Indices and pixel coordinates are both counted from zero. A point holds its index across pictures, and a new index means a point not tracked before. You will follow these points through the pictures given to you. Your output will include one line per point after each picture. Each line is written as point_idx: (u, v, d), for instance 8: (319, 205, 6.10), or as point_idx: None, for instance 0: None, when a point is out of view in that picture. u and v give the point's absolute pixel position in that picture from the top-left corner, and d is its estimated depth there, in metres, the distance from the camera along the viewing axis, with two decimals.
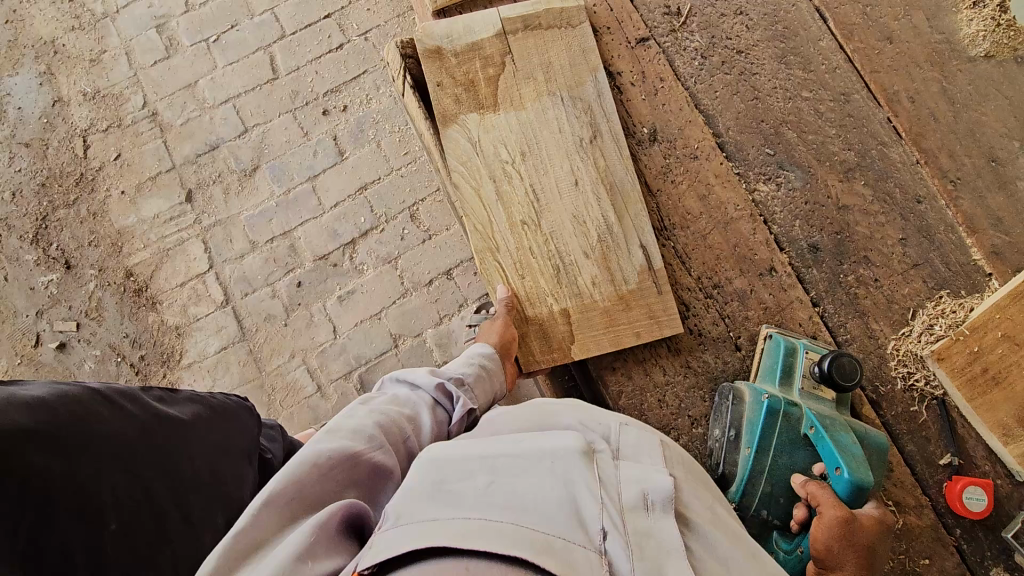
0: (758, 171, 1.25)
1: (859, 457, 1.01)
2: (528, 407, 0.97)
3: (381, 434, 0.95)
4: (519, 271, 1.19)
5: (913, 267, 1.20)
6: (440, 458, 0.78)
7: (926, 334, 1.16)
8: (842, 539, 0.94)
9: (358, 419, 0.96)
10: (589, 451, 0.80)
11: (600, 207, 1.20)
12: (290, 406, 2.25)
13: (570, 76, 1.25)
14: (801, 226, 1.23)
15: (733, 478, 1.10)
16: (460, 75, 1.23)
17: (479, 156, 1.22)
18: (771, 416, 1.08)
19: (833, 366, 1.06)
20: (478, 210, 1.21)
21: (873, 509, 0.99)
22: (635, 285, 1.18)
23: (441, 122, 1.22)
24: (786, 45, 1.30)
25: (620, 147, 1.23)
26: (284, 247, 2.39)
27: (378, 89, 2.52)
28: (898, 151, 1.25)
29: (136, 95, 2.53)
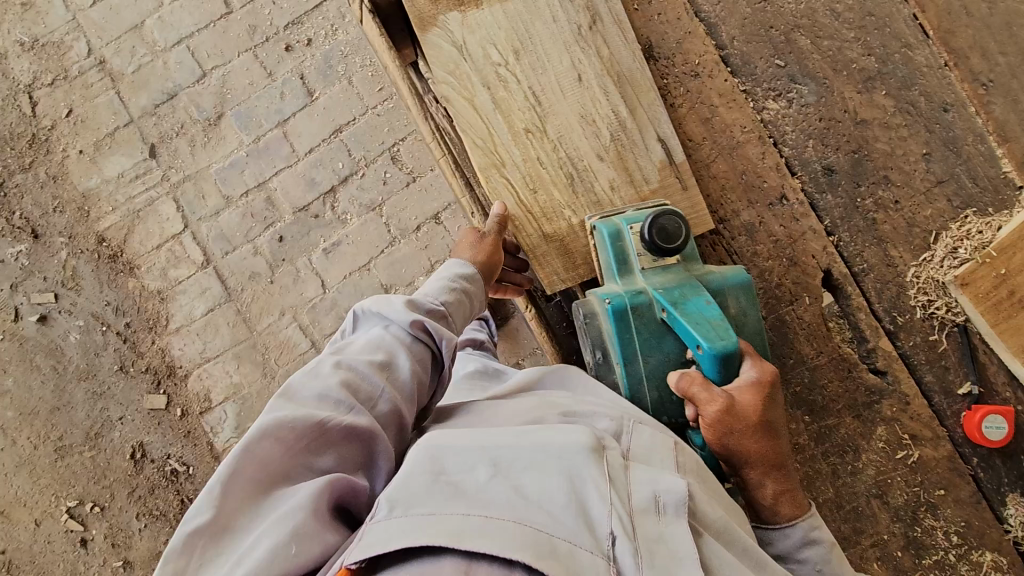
0: (767, 87, 1.11)
1: (715, 324, 0.95)
2: (534, 400, 0.97)
3: (351, 394, 0.84)
4: (530, 185, 1.10)
5: (937, 185, 1.09)
6: (440, 444, 0.77)
7: (949, 259, 1.07)
8: (730, 432, 0.91)
9: (322, 377, 0.85)
10: (599, 446, 0.80)
11: (609, 103, 1.08)
12: (285, 363, 2.21)
13: None
14: (814, 146, 1.11)
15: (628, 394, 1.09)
16: None
17: (467, 60, 1.09)
18: (621, 318, 1.03)
19: (652, 232, 1.00)
20: (475, 122, 1.10)
21: (750, 371, 0.93)
22: (657, 183, 1.08)
23: (419, 27, 1.09)
24: None
25: (625, 34, 1.09)
26: (260, 200, 2.25)
27: (343, 18, 2.28)
28: (924, 53, 1.11)
29: (79, 42, 2.30)
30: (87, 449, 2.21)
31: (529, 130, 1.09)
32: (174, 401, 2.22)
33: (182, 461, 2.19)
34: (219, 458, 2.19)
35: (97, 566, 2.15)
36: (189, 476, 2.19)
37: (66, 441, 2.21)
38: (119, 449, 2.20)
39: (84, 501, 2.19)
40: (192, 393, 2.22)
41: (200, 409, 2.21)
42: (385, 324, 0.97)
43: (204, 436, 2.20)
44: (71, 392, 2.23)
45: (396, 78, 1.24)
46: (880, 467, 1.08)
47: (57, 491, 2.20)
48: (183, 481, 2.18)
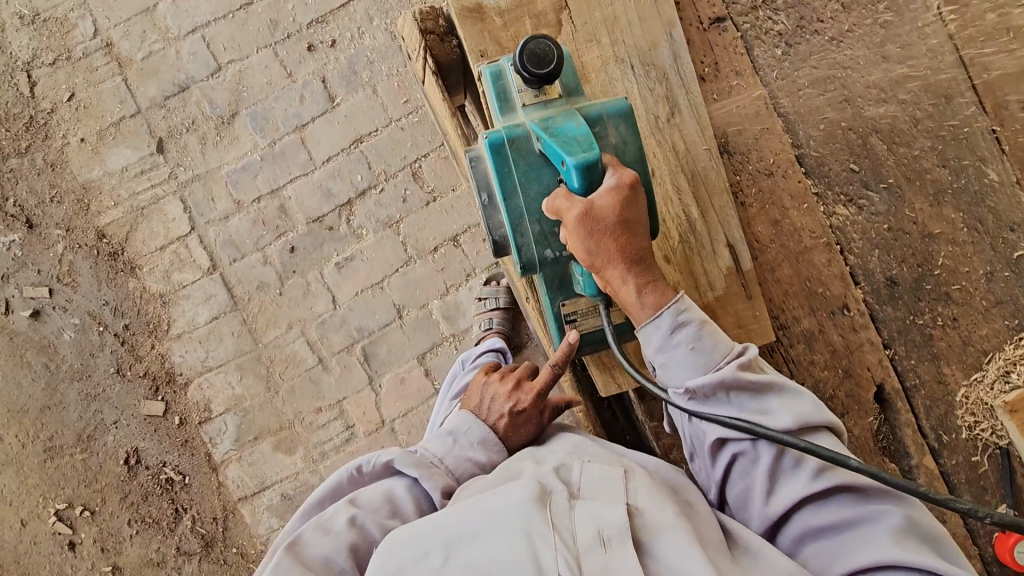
0: (839, 191, 1.09)
1: (582, 138, 0.93)
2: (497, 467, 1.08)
3: (355, 562, 0.93)
4: None
5: (995, 305, 1.08)
6: (394, 538, 0.86)
7: (999, 382, 1.08)
8: (592, 236, 0.91)
9: (337, 537, 0.95)
10: (540, 498, 0.89)
11: (681, 202, 1.05)
12: (290, 379, 2.15)
13: (640, 36, 1.08)
14: (880, 256, 1.08)
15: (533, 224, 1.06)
16: (507, 41, 1.09)
17: None
18: (499, 148, 1.00)
19: (523, 58, 0.95)
20: None
21: (611, 179, 0.93)
22: (721, 292, 1.04)
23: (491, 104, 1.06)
24: (886, 32, 1.09)
25: (702, 127, 1.06)
26: (273, 208, 2.16)
27: (372, 21, 2.17)
28: (997, 169, 1.09)
29: (84, 20, 2.15)
30: (78, 452, 2.14)
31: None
32: (172, 409, 2.15)
33: (178, 470, 2.14)
34: (217, 469, 2.15)
35: (85, 571, 2.11)
36: (184, 486, 2.14)
37: (56, 442, 2.14)
38: (112, 454, 2.14)
39: (73, 504, 2.13)
40: (191, 402, 2.15)
41: (199, 419, 2.15)
42: (408, 485, 1.07)
43: (202, 446, 2.15)
44: (63, 391, 2.14)
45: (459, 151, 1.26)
46: None
47: (45, 492, 2.13)
48: (178, 490, 2.14)
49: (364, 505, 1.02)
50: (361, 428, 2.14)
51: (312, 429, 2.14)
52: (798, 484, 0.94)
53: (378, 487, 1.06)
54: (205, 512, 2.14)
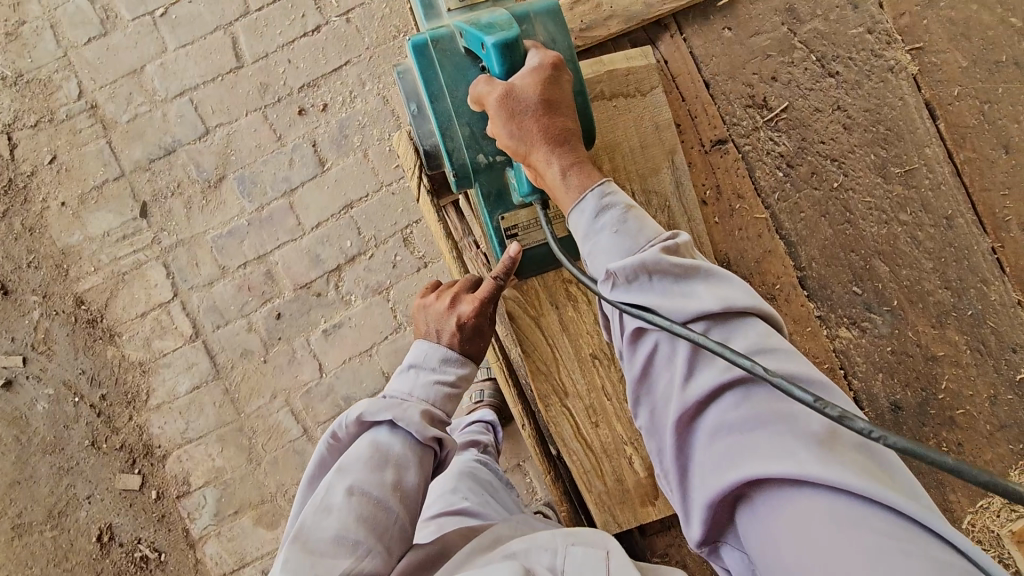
0: (841, 314, 1.07)
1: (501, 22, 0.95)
2: (487, 536, 1.07)
3: (366, 531, 0.94)
4: (592, 417, 1.23)
5: (999, 430, 1.06)
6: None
7: (1006, 510, 1.05)
8: (513, 117, 0.92)
9: (336, 514, 0.95)
10: (524, 575, 0.87)
11: None
12: (273, 450, 2.08)
13: (642, 163, 1.03)
14: (883, 381, 1.07)
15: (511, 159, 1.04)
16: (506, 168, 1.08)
17: None
18: (424, 52, 1.05)
19: None
20: (542, 347, 1.22)
21: (533, 59, 0.94)
22: None
23: None
24: (887, 153, 1.08)
25: (704, 254, 1.03)
26: (259, 274, 2.11)
27: (363, 85, 2.13)
28: (999, 291, 1.07)
29: (69, 83, 2.10)
30: (48, 529, 2.04)
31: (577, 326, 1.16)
32: (149, 482, 2.07)
33: (153, 547, 2.05)
34: (194, 546, 2.06)
35: None
36: (159, 564, 2.05)
37: (25, 518, 2.05)
38: (84, 530, 2.05)
39: None
40: (169, 475, 2.07)
41: (177, 492, 2.07)
42: (388, 431, 1.05)
43: (179, 521, 2.07)
44: (34, 465, 2.05)
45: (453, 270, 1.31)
46: None
47: (12, 572, 2.04)
48: (153, 568, 2.04)
49: (350, 470, 1.00)
50: None
51: None
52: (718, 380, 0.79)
53: (362, 443, 1.04)
54: None
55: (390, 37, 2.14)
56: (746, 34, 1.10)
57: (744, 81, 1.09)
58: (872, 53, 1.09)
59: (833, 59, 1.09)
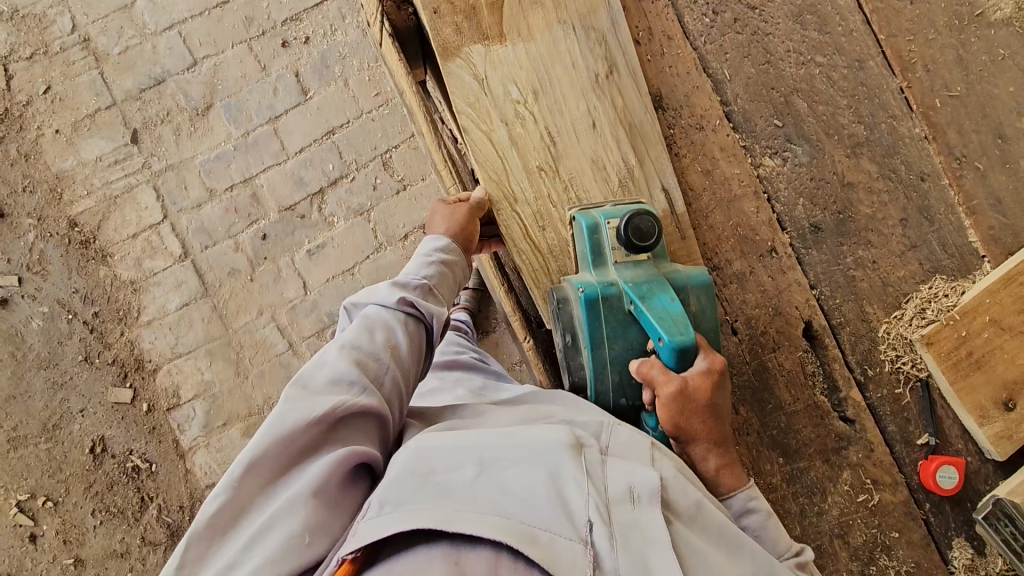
0: (765, 145, 1.18)
1: (676, 318, 0.98)
2: (523, 405, 1.10)
3: (360, 372, 0.92)
4: None
5: (910, 249, 1.18)
6: (431, 446, 0.88)
7: (917, 318, 1.16)
8: (683, 414, 0.97)
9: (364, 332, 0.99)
10: (576, 444, 0.89)
11: (619, 150, 1.14)
12: (260, 363, 2.17)
13: (581, 1, 1.15)
14: (805, 205, 1.18)
15: (586, 384, 1.11)
16: (460, 0, 1.13)
17: (487, 96, 1.14)
18: (594, 234, 1.07)
19: (626, 232, 1.01)
20: (491, 155, 1.14)
21: (703, 362, 0.98)
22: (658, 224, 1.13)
23: (443, 57, 1.12)
24: (804, 2, 1.19)
25: (639, 85, 1.16)
26: (246, 196, 2.21)
27: (344, 19, 2.26)
28: (908, 126, 1.20)
29: (62, 17, 2.21)
30: (43, 441, 2.12)
31: (537, 212, 1.15)
32: (141, 396, 2.16)
33: (144, 458, 2.13)
34: (184, 456, 2.14)
35: (46, 563, 2.08)
36: (150, 474, 2.13)
37: (20, 432, 2.12)
38: (78, 442, 2.13)
39: (36, 495, 2.11)
40: (159, 389, 2.16)
41: (168, 405, 2.16)
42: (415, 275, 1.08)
43: (170, 433, 2.15)
44: (29, 380, 2.14)
45: (413, 106, 1.23)
46: (844, 508, 1.15)
47: (7, 483, 2.11)
48: (144, 478, 2.12)
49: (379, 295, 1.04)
50: None
51: None
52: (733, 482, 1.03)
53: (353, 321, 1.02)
54: (172, 500, 2.12)
55: None
56: None
57: None
58: None
59: None
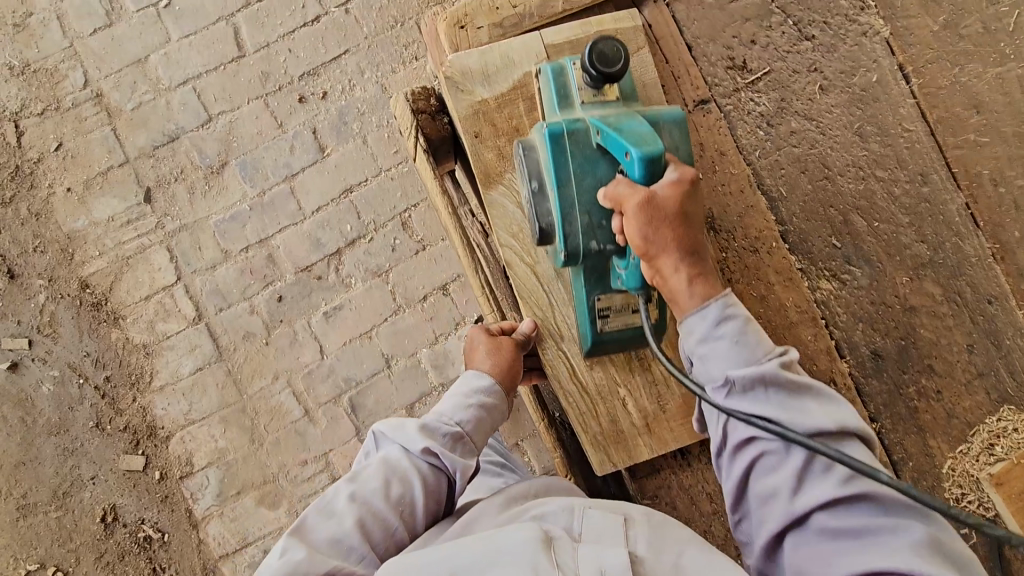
0: (822, 266, 1.12)
1: (645, 134, 0.93)
2: (502, 495, 1.07)
3: (364, 537, 0.92)
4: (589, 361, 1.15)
5: (977, 377, 1.10)
6: (402, 567, 0.83)
7: (984, 455, 1.09)
8: (651, 223, 0.91)
9: (380, 479, 0.98)
10: (543, 538, 0.86)
11: None
12: (274, 430, 2.11)
13: None
14: (864, 330, 1.11)
15: (555, 229, 1.03)
16: (501, 121, 1.11)
17: (531, 223, 1.13)
18: (559, 75, 1.05)
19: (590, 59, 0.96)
20: (536, 290, 1.14)
21: (672, 174, 0.94)
22: None
23: (484, 183, 1.12)
24: (863, 112, 1.13)
25: None
26: (261, 257, 2.15)
27: (362, 73, 2.19)
28: (972, 244, 1.12)
29: (74, 72, 2.16)
30: (53, 509, 2.07)
31: (584, 352, 1.14)
32: (153, 463, 2.10)
33: (157, 527, 2.08)
34: (197, 526, 2.08)
35: None
36: (162, 544, 2.07)
37: (30, 500, 2.08)
38: (88, 511, 2.07)
39: (46, 565, 2.05)
40: (172, 456, 2.10)
41: (180, 473, 2.10)
42: (445, 420, 1.04)
43: (182, 502, 2.09)
44: (39, 446, 2.09)
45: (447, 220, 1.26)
46: None
47: (16, 552, 2.06)
48: (156, 548, 2.07)
49: (405, 439, 1.02)
50: None
51: (297, 482, 2.09)
52: (830, 484, 0.86)
53: (373, 462, 1.03)
54: (185, 571, 2.06)
55: (389, 27, 2.20)
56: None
57: (724, 44, 1.15)
58: (847, 18, 1.15)
59: (810, 24, 1.15)
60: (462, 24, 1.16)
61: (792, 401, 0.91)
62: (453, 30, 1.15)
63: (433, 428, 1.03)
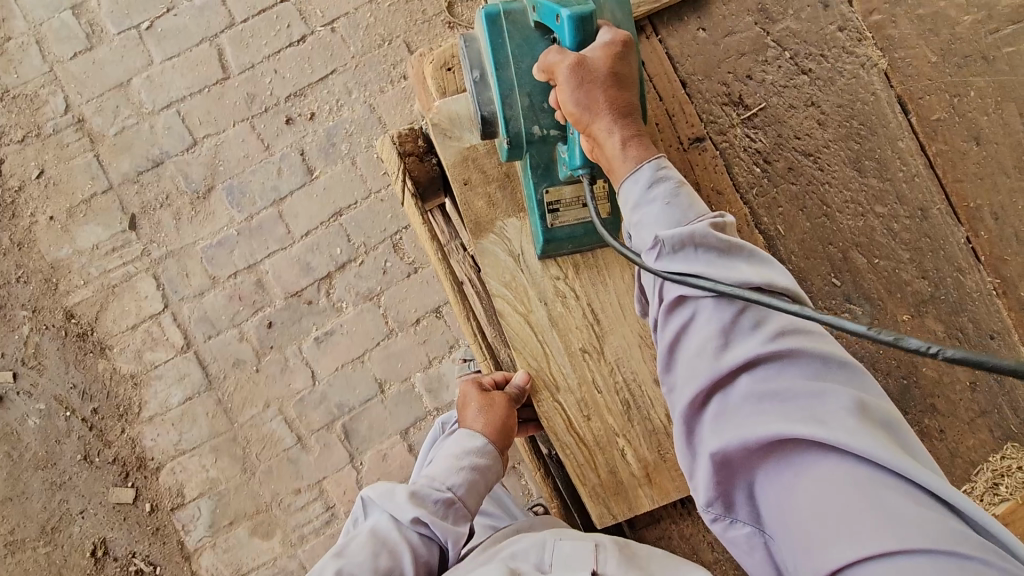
0: (822, 305, 1.11)
1: (577, 0, 0.93)
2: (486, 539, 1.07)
3: None
4: (585, 411, 1.15)
5: (980, 415, 1.09)
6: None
7: (989, 494, 1.07)
8: (582, 85, 0.87)
9: (365, 549, 0.93)
10: None
11: None
12: (267, 459, 2.07)
13: None
14: (866, 371, 1.10)
15: (496, 117, 1.03)
16: (492, 169, 1.15)
17: (523, 272, 1.15)
18: None
19: None
20: (530, 341, 1.15)
21: (605, 35, 0.91)
22: None
23: (476, 232, 1.15)
24: (862, 147, 1.11)
25: None
26: (250, 283, 2.11)
27: (350, 93, 2.15)
28: (974, 279, 1.10)
29: (55, 97, 2.11)
30: (41, 545, 2.03)
31: (580, 403, 1.15)
32: (143, 495, 2.06)
33: (148, 561, 2.04)
34: (190, 558, 2.05)
35: None
36: None
37: (17, 536, 2.04)
38: (78, 546, 2.03)
39: None
40: (163, 488, 2.06)
41: (171, 504, 2.06)
42: (437, 484, 1.01)
43: (174, 534, 2.06)
44: (27, 480, 2.05)
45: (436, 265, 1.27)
46: None
47: None
48: None
49: (392, 503, 0.98)
50: (342, 508, 2.05)
51: (291, 512, 2.05)
52: (752, 342, 0.73)
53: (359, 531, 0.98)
54: None
55: (376, 45, 2.16)
56: (721, 33, 1.15)
57: (719, 80, 1.14)
58: (843, 49, 1.13)
59: (806, 56, 1.13)
60: (450, 65, 1.21)
61: (723, 261, 0.78)
62: (443, 73, 1.21)
63: (424, 492, 0.99)
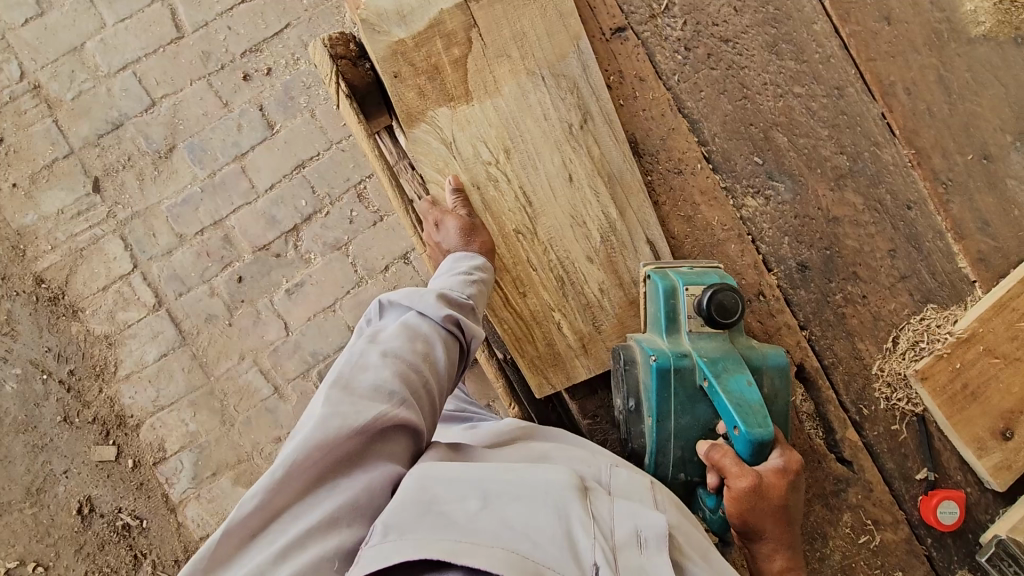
0: (746, 183, 1.20)
1: (757, 409, 0.96)
2: (517, 432, 1.01)
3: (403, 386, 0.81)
4: (521, 287, 1.18)
5: (900, 280, 1.18)
6: (439, 474, 0.76)
7: (911, 353, 1.17)
8: (748, 511, 0.92)
9: (405, 334, 0.86)
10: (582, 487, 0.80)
11: (599, 204, 1.18)
12: (245, 409, 2.11)
13: (549, 50, 1.16)
14: (789, 243, 1.19)
15: (645, 453, 1.09)
16: (421, 61, 1.13)
17: (456, 158, 1.16)
18: (669, 297, 1.09)
19: (710, 307, 1.01)
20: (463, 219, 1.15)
21: (778, 458, 0.94)
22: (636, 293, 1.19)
23: (408, 121, 1.13)
24: (777, 31, 1.19)
25: (615, 131, 1.18)
26: (217, 239, 2.14)
27: (305, 46, 2.17)
28: (891, 152, 1.18)
29: (9, 64, 2.12)
30: (27, 506, 2.06)
31: (514, 278, 1.17)
32: (125, 452, 2.10)
33: (135, 515, 2.08)
34: (175, 510, 2.09)
35: None
36: (141, 531, 2.08)
37: (3, 499, 2.07)
38: (64, 505, 2.07)
39: (25, 561, 2.05)
40: (144, 444, 2.10)
41: (154, 459, 2.10)
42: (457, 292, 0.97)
43: (158, 488, 2.10)
44: (8, 444, 2.08)
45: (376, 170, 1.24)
46: (846, 552, 1.18)
47: None
48: (136, 535, 2.07)
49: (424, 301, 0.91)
50: None
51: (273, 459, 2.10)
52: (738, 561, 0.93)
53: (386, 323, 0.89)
54: (166, 555, 2.07)
55: None
56: None
57: None
58: None
59: None
60: None
61: None
62: None
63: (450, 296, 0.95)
